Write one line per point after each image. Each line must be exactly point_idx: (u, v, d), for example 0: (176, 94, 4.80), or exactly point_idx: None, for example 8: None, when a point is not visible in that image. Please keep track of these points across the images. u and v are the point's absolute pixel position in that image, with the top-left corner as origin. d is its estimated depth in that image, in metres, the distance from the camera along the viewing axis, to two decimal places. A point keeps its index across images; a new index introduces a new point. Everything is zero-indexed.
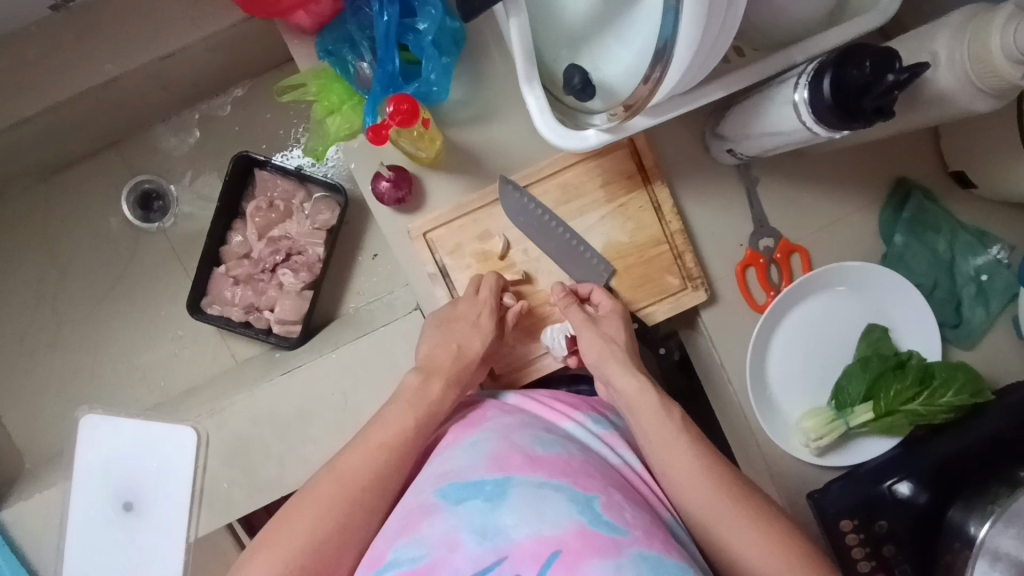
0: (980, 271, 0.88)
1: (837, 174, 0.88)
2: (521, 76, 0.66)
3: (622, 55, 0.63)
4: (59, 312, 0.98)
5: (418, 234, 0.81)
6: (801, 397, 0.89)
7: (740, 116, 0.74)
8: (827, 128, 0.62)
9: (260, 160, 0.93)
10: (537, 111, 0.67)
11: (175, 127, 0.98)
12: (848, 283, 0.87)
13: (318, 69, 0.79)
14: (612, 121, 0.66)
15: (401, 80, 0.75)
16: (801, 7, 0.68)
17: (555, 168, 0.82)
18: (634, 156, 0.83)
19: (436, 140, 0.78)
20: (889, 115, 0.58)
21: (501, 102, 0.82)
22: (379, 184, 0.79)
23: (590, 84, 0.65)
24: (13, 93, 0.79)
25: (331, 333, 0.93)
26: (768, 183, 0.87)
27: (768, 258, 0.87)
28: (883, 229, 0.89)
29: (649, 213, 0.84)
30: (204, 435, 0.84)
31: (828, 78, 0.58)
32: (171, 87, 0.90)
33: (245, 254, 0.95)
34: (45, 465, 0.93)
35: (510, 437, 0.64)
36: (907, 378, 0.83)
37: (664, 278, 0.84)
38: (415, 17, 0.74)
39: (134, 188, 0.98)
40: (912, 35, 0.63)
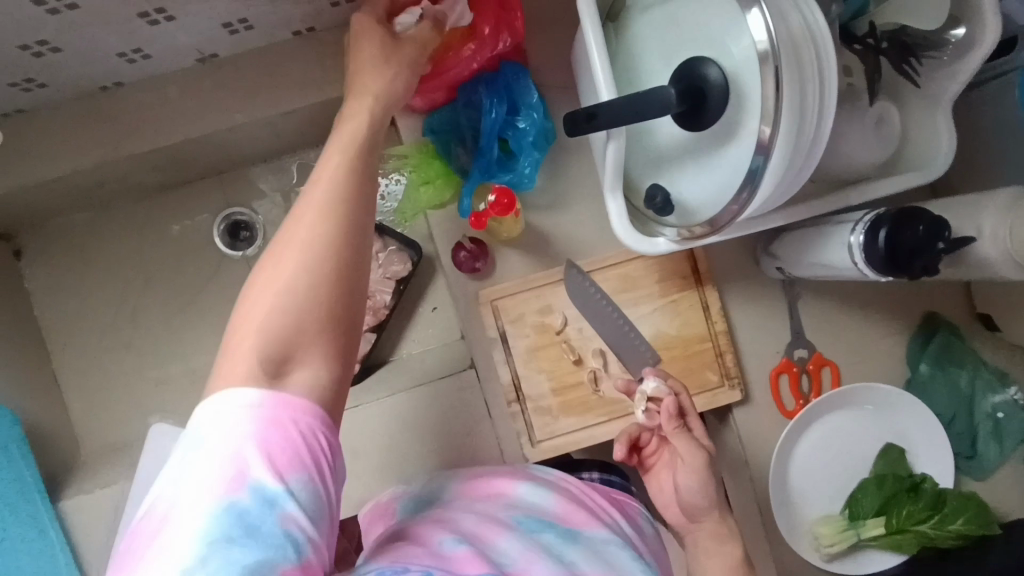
0: (997, 409, 0.94)
1: (873, 299, 0.96)
2: (607, 186, 0.75)
3: (699, 180, 0.72)
4: (137, 319, 1.06)
5: (485, 300, 0.89)
6: (818, 502, 0.94)
7: (793, 242, 0.83)
8: (876, 272, 0.69)
9: None
10: (615, 217, 0.76)
11: (273, 167, 1.08)
12: (875, 404, 0.93)
13: (421, 144, 0.88)
14: (681, 237, 0.75)
15: (496, 167, 0.84)
16: (857, 154, 0.78)
17: (618, 260, 0.90)
18: (691, 259, 0.91)
19: (518, 223, 0.88)
20: (934, 274, 0.65)
21: (577, 193, 0.91)
22: (458, 253, 0.88)
23: (670, 204, 0.74)
24: (151, 125, 0.88)
25: (385, 376, 1.00)
26: (808, 299, 0.95)
27: (801, 367, 0.94)
28: (909, 358, 0.96)
29: (698, 311, 0.91)
30: None
31: (883, 230, 0.66)
32: (281, 136, 1.00)
33: None
34: (102, 460, 0.99)
35: (571, 496, 0.70)
36: (920, 501, 0.90)
37: (704, 373, 0.91)
38: (517, 115, 0.84)
39: (226, 217, 1.07)
40: (959, 201, 0.71)
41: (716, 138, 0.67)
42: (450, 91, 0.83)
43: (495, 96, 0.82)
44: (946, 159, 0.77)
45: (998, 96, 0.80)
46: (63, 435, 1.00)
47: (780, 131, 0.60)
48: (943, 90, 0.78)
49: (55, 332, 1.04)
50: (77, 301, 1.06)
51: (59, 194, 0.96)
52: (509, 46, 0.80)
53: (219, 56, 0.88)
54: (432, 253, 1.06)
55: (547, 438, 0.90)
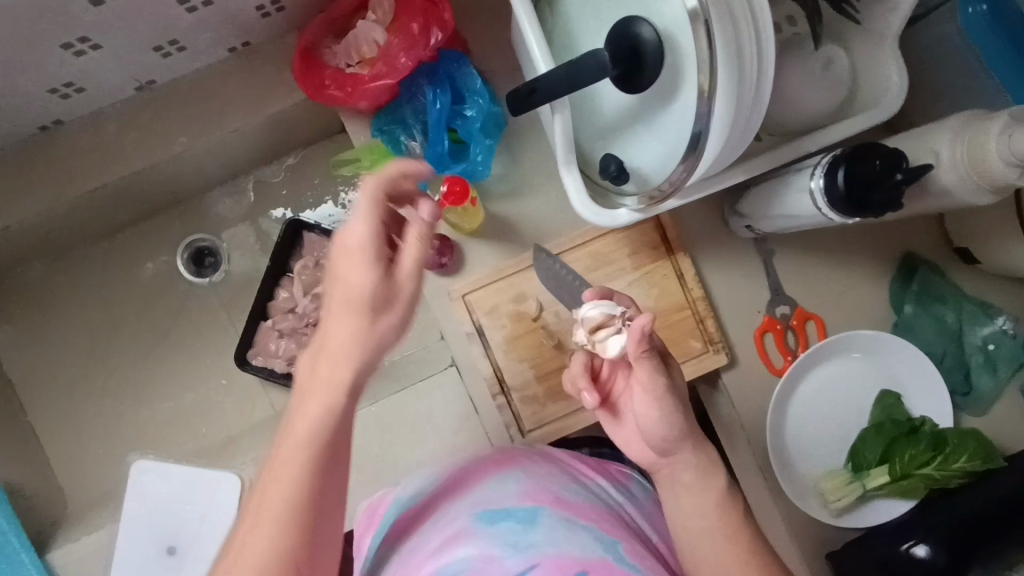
0: (987, 340, 0.93)
1: (848, 247, 0.95)
2: (560, 161, 0.73)
3: (653, 146, 0.70)
4: (110, 361, 1.04)
5: (458, 296, 0.88)
6: (820, 458, 0.93)
7: (757, 197, 0.81)
8: (841, 216, 0.68)
9: (309, 224, 1.00)
10: (573, 192, 0.75)
11: (230, 190, 1.06)
12: (862, 350, 0.92)
13: (371, 146, 0.86)
14: (642, 204, 0.73)
15: (449, 159, 0.82)
16: (810, 100, 0.77)
17: (586, 238, 0.89)
18: (659, 228, 0.90)
19: (478, 214, 0.87)
20: (895, 209, 0.64)
21: (536, 176, 0.90)
22: None
23: (625, 172, 0.72)
24: (95, 162, 0.86)
25: (368, 387, 0.98)
26: (783, 254, 0.93)
27: (785, 324, 0.93)
28: (892, 301, 0.95)
29: (673, 280, 0.90)
30: (247, 479, 0.89)
31: (841, 171, 0.65)
32: (232, 157, 0.98)
33: (290, 309, 1.00)
34: (90, 509, 0.97)
35: (541, 474, 0.68)
36: (922, 443, 0.88)
37: (687, 342, 0.90)
38: (463, 104, 0.83)
39: (188, 246, 1.05)
40: (915, 132, 0.70)
41: (663, 99, 0.66)
42: (391, 88, 0.81)
43: (437, 86, 0.80)
44: (897, 96, 0.76)
45: (944, 25, 0.79)
46: (46, 488, 0.97)
47: (718, 86, 0.58)
48: (888, 29, 0.77)
49: (29, 385, 1.02)
50: (46, 350, 1.03)
51: (12, 244, 0.94)
52: (442, 40, 0.79)
53: (156, 84, 0.86)
54: None
55: (536, 428, 0.88)
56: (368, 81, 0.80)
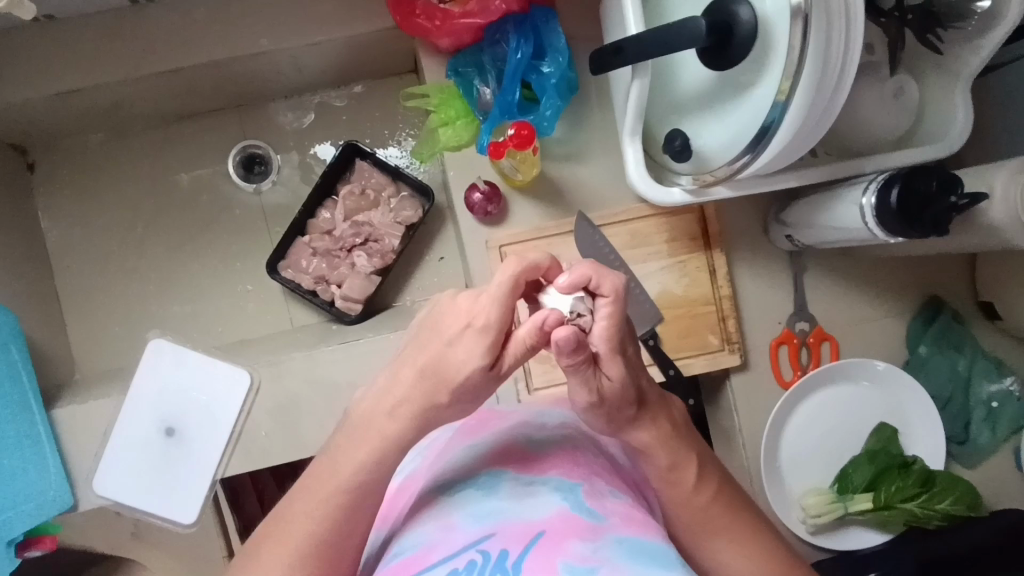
0: (992, 397, 0.94)
1: (878, 279, 0.96)
2: (626, 130, 0.76)
3: (719, 132, 0.72)
4: (144, 244, 1.06)
5: (494, 245, 0.90)
6: (809, 475, 0.95)
7: (805, 206, 0.83)
8: (886, 232, 0.70)
9: (364, 151, 1.02)
10: (632, 161, 0.78)
11: (293, 105, 1.08)
12: (871, 379, 0.94)
13: (443, 85, 0.89)
14: (695, 185, 0.77)
15: (517, 110, 0.85)
16: (877, 122, 0.79)
17: (629, 216, 0.91)
18: (701, 222, 0.92)
19: (534, 167, 0.86)
20: (944, 231, 0.66)
21: (594, 147, 0.92)
22: (473, 194, 0.88)
23: (688, 149, 0.74)
24: (176, 45, 0.89)
25: (387, 319, 1.00)
26: (814, 272, 0.95)
27: (802, 340, 0.95)
28: (909, 339, 0.97)
29: (704, 273, 0.92)
30: (257, 383, 0.90)
31: (896, 187, 0.67)
32: (304, 71, 1.00)
33: (328, 231, 1.03)
34: (98, 379, 0.99)
35: (505, 427, 0.58)
36: (910, 478, 0.89)
37: (705, 336, 0.92)
38: (542, 60, 0.85)
39: (242, 149, 1.07)
40: (973, 169, 0.72)
41: (739, 89, 0.68)
42: (477, 30, 0.84)
43: (522, 37, 0.82)
44: (963, 132, 0.78)
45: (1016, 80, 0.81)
46: (61, 351, 1.00)
47: (798, 84, 0.60)
48: (965, 65, 0.78)
49: (62, 249, 1.05)
50: (86, 221, 1.06)
51: (78, 110, 0.96)
52: None
53: None
54: (444, 203, 1.06)
55: (544, 387, 0.91)
56: (456, 18, 0.82)
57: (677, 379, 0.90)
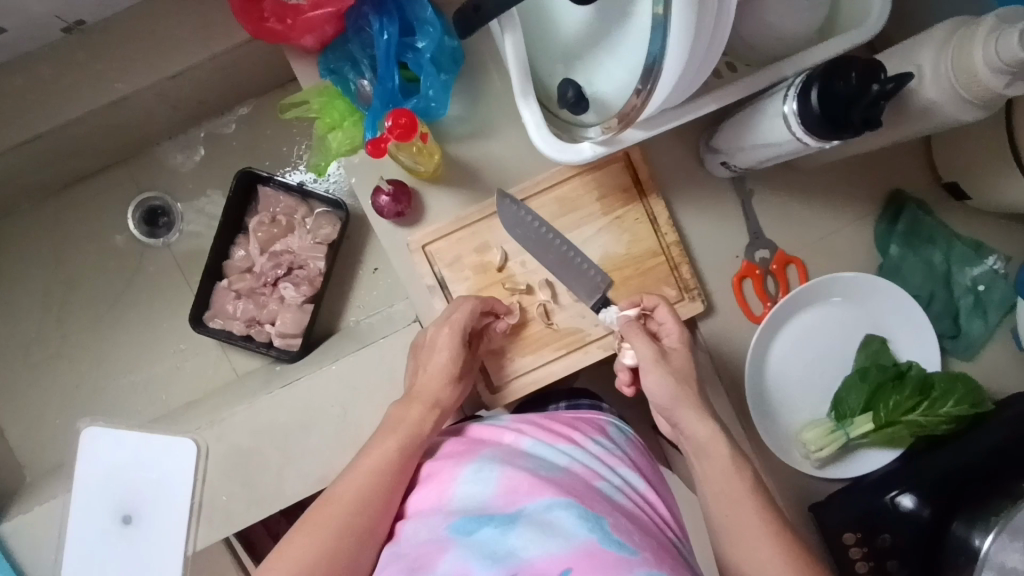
0: (977, 281, 0.89)
1: (831, 186, 0.89)
2: (516, 90, 0.67)
3: (615, 69, 0.64)
4: (62, 326, 0.99)
5: (417, 246, 0.83)
6: (802, 407, 0.89)
7: (732, 129, 0.76)
8: (817, 140, 0.63)
9: (263, 176, 0.95)
10: (531, 124, 0.69)
11: (181, 143, 1.00)
12: (842, 294, 0.88)
13: (320, 87, 0.81)
14: (605, 134, 0.68)
15: (400, 96, 0.78)
16: (791, 22, 0.70)
17: (552, 182, 0.83)
18: (629, 169, 0.85)
19: (434, 154, 0.80)
20: (876, 126, 0.59)
21: (498, 117, 0.84)
22: (378, 199, 0.81)
23: (584, 98, 0.67)
24: (22, 112, 0.81)
25: (331, 346, 0.94)
26: (763, 194, 0.88)
27: (764, 269, 0.88)
28: (878, 242, 0.90)
29: (645, 224, 0.85)
30: (204, 447, 0.84)
31: (815, 89, 0.60)
32: (178, 106, 0.92)
33: (247, 268, 0.96)
34: (46, 478, 0.93)
35: (516, 463, 0.64)
36: (907, 388, 0.84)
37: (661, 289, 0.85)
38: (414, 36, 0.78)
39: (140, 204, 1.00)
40: (898, 48, 0.65)
41: (624, 13, 0.60)
42: (336, 19, 0.77)
43: (383, 16, 0.76)
44: (882, 11, 0.70)
45: None
46: (2, 458, 0.94)
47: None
48: None
49: None
50: None
51: None
52: None
53: (86, 24, 0.80)
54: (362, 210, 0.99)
55: (504, 383, 0.85)
56: (307, 11, 0.74)
57: None
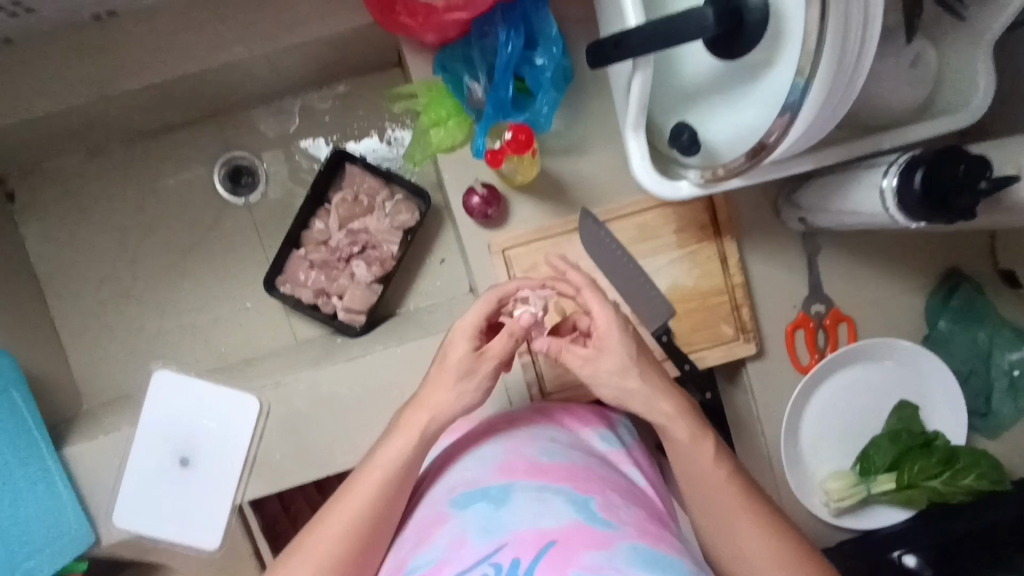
0: (1014, 366, 0.91)
1: (895, 253, 0.93)
2: (629, 123, 0.71)
3: (729, 122, 0.68)
4: (134, 266, 1.03)
5: (498, 250, 0.86)
6: (830, 458, 0.94)
7: (819, 189, 0.80)
8: (908, 217, 0.67)
9: (353, 155, 0.98)
10: (636, 156, 0.73)
11: (274, 110, 1.03)
12: (893, 358, 0.92)
13: (431, 83, 0.86)
14: (704, 179, 0.73)
15: (511, 106, 0.81)
16: (891, 100, 0.74)
17: (636, 209, 0.87)
18: (710, 209, 0.88)
19: (534, 166, 0.84)
20: (971, 216, 0.63)
21: (594, 138, 0.88)
22: (471, 198, 0.85)
23: (696, 143, 0.70)
24: (143, 60, 0.84)
25: (392, 327, 0.98)
26: (829, 251, 0.92)
27: (817, 323, 0.92)
28: (929, 313, 0.94)
29: (715, 263, 0.89)
30: (266, 406, 0.88)
31: (920, 171, 0.63)
32: (282, 75, 0.95)
33: (323, 241, 0.99)
34: (105, 408, 0.98)
35: (515, 447, 0.66)
36: (933, 456, 0.89)
37: (720, 327, 0.90)
38: (535, 51, 0.81)
39: (227, 161, 1.04)
40: (999, 144, 0.68)
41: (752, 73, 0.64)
42: (463, 23, 0.80)
43: (512, 29, 0.78)
44: (984, 101, 0.74)
45: None
46: (65, 383, 0.98)
47: (820, 63, 0.54)
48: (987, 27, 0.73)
49: (52, 276, 1.02)
50: (73, 244, 1.02)
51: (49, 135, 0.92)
52: None
53: None
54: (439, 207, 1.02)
55: (558, 390, 0.90)
56: (439, 13, 0.77)
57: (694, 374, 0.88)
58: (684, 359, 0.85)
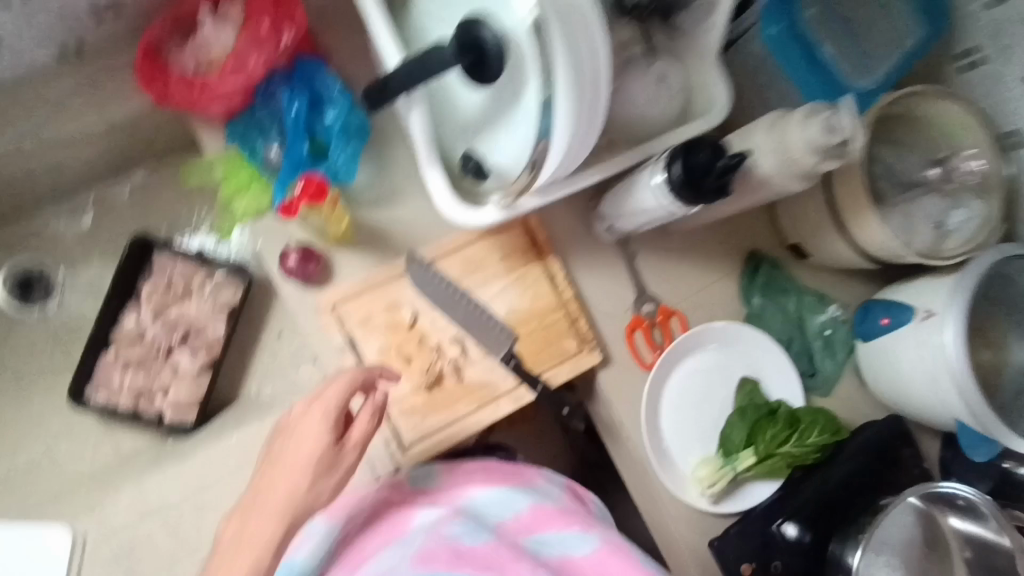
0: (824, 326, 1.43)
1: (703, 244, 1.41)
2: (426, 160, 1.12)
3: (509, 143, 1.04)
4: (24, 368, 1.41)
5: (327, 306, 1.22)
6: (696, 450, 1.32)
7: (616, 201, 1.23)
8: (686, 204, 1.07)
9: (154, 243, 1.38)
10: (439, 185, 1.12)
11: (70, 205, 1.46)
12: (718, 341, 1.35)
13: (227, 152, 1.27)
14: (507, 199, 1.10)
15: (307, 162, 1.23)
16: (650, 110, 1.17)
17: (459, 243, 1.27)
18: (529, 231, 1.31)
19: (342, 217, 1.23)
20: (726, 191, 1.05)
21: (402, 186, 1.31)
22: (289, 260, 1.22)
23: (479, 168, 1.13)
24: (38, 200, 1.42)
25: (233, 417, 1.31)
26: (645, 253, 1.38)
27: (652, 320, 1.35)
28: (744, 292, 1.41)
29: (547, 280, 1.30)
30: (81, 536, 1.09)
31: (680, 165, 1.04)
32: (90, 163, 1.39)
33: (137, 334, 1.37)
34: (47, 503, 1.27)
35: (438, 534, 0.98)
36: (779, 423, 1.27)
37: (564, 341, 1.29)
38: (320, 109, 1.25)
39: (11, 271, 1.42)
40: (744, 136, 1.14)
41: (512, 105, 1.01)
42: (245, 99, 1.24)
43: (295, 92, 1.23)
44: (723, 106, 1.21)
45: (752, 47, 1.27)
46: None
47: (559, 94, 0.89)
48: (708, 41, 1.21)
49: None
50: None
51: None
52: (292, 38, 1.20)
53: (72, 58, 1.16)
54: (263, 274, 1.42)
55: (418, 439, 1.20)
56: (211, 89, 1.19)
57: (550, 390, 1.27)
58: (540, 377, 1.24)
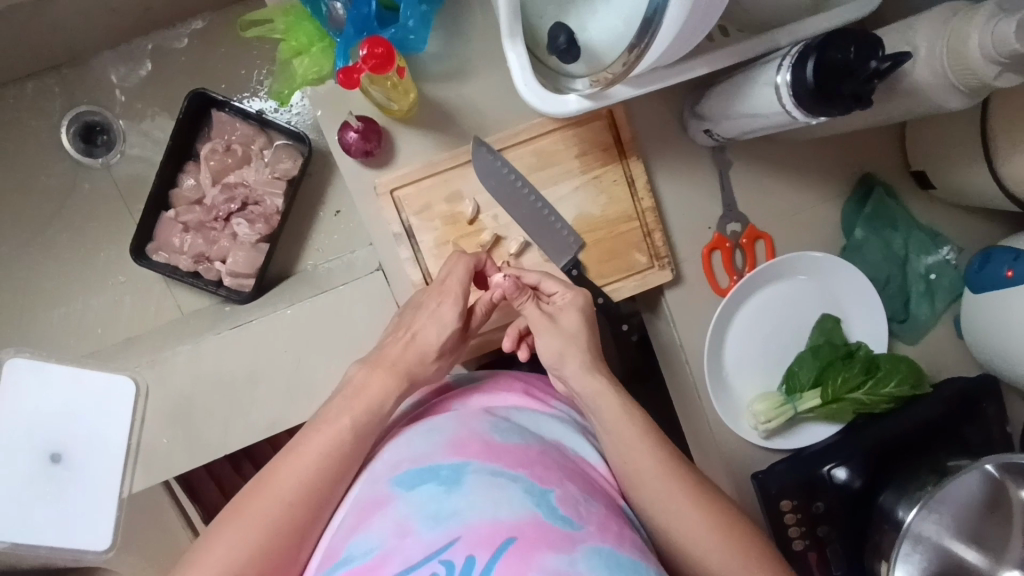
0: (931, 270, 1.25)
1: (807, 163, 1.24)
2: (508, 33, 0.93)
3: (608, 21, 0.90)
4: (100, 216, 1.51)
5: (387, 190, 1.13)
6: (757, 383, 1.23)
7: (722, 103, 1.06)
8: (806, 113, 0.89)
9: (215, 100, 1.34)
10: (517, 65, 0.95)
11: (124, 55, 1.48)
12: (804, 273, 1.21)
13: (285, 6, 1.13)
14: (594, 87, 0.96)
15: (375, 23, 1.09)
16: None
17: (534, 133, 1.14)
18: (613, 127, 1.16)
19: (408, 93, 1.10)
20: (864, 102, 0.85)
21: (476, 61, 1.15)
22: (349, 134, 1.10)
23: (571, 46, 0.92)
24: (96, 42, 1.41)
25: (286, 291, 1.34)
26: (739, 166, 1.22)
27: (735, 242, 1.22)
28: (847, 223, 1.25)
29: (624, 185, 1.17)
30: (144, 388, 1.18)
31: (812, 62, 0.84)
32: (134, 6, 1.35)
33: (196, 199, 1.39)
34: (121, 347, 1.38)
35: (468, 425, 0.87)
36: (856, 368, 1.16)
37: (634, 255, 1.18)
38: None
39: (83, 120, 1.48)
40: (898, 34, 0.92)
41: None
42: None
43: None
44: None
45: None
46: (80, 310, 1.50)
47: None
48: None
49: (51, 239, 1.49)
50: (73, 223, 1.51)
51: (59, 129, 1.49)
52: None
53: None
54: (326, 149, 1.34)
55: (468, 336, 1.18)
56: None
57: (607, 305, 1.18)
58: (599, 291, 1.17)
